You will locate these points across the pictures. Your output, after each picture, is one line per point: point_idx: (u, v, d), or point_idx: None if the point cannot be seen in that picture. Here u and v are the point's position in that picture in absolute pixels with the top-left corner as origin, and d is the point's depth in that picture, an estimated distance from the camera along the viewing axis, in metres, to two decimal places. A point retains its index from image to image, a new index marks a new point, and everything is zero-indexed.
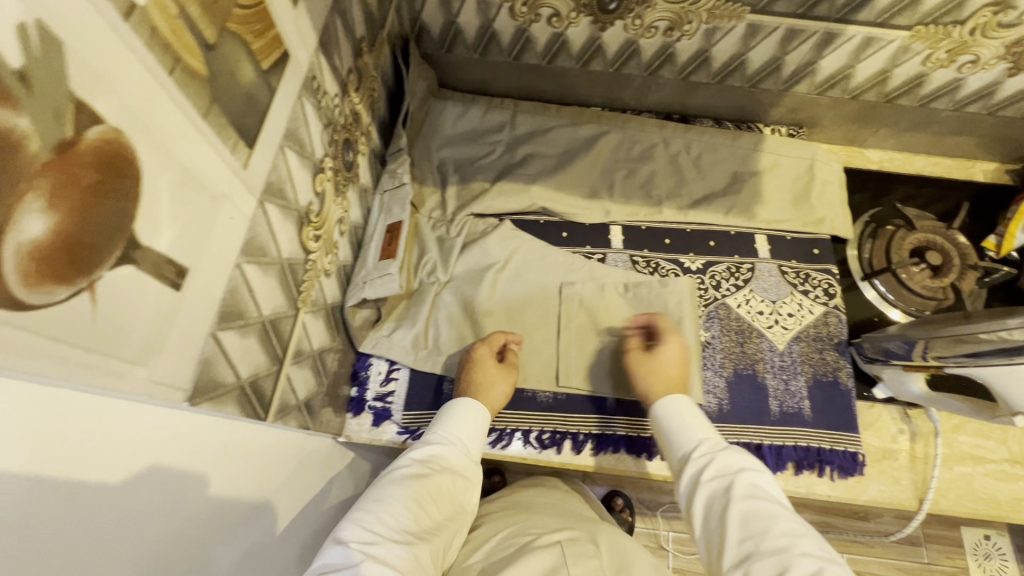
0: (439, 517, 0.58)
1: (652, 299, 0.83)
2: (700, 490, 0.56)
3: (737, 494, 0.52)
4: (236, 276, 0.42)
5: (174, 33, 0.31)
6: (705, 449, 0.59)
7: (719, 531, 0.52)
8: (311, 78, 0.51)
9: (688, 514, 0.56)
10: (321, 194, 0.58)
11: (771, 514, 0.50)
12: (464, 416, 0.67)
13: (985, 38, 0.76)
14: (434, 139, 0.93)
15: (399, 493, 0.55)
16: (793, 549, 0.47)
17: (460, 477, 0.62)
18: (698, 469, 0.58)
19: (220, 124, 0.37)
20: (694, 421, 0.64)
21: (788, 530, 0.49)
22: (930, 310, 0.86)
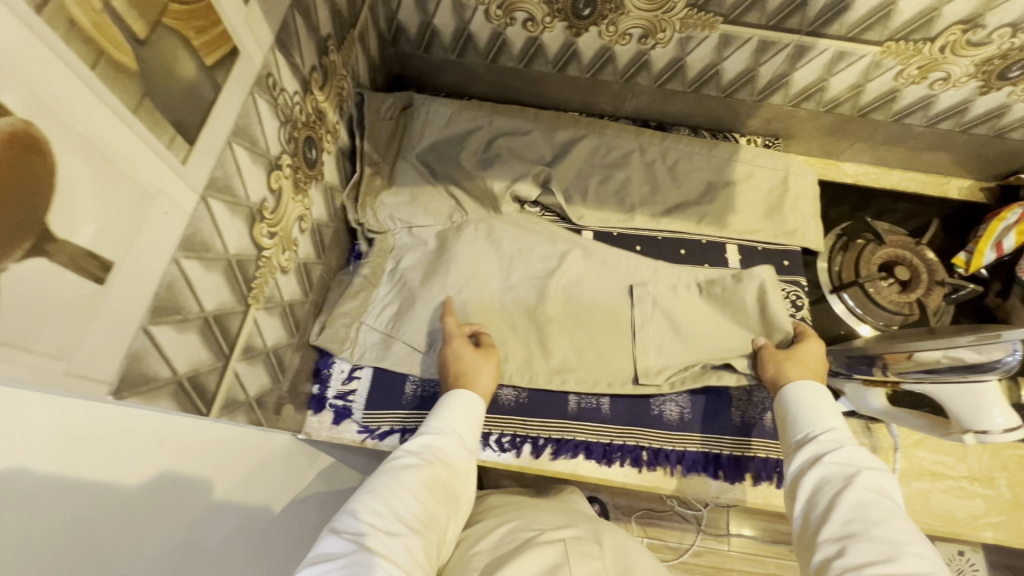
0: (440, 509, 0.59)
1: (727, 298, 0.81)
2: (815, 469, 0.59)
3: (857, 485, 0.56)
4: (173, 271, 0.42)
5: (96, 26, 0.31)
6: (833, 438, 0.62)
7: (827, 510, 0.56)
8: (266, 75, 0.51)
9: (794, 486, 0.61)
10: (278, 191, 0.58)
11: (890, 512, 0.54)
12: (461, 407, 0.67)
13: (955, 56, 0.76)
14: (410, 146, 0.89)
15: (390, 484, 0.57)
16: (905, 546, 0.51)
17: (454, 467, 0.63)
18: (818, 450, 0.61)
19: (153, 119, 0.37)
20: (825, 408, 0.66)
21: (904, 530, 0.52)
22: (897, 326, 0.86)
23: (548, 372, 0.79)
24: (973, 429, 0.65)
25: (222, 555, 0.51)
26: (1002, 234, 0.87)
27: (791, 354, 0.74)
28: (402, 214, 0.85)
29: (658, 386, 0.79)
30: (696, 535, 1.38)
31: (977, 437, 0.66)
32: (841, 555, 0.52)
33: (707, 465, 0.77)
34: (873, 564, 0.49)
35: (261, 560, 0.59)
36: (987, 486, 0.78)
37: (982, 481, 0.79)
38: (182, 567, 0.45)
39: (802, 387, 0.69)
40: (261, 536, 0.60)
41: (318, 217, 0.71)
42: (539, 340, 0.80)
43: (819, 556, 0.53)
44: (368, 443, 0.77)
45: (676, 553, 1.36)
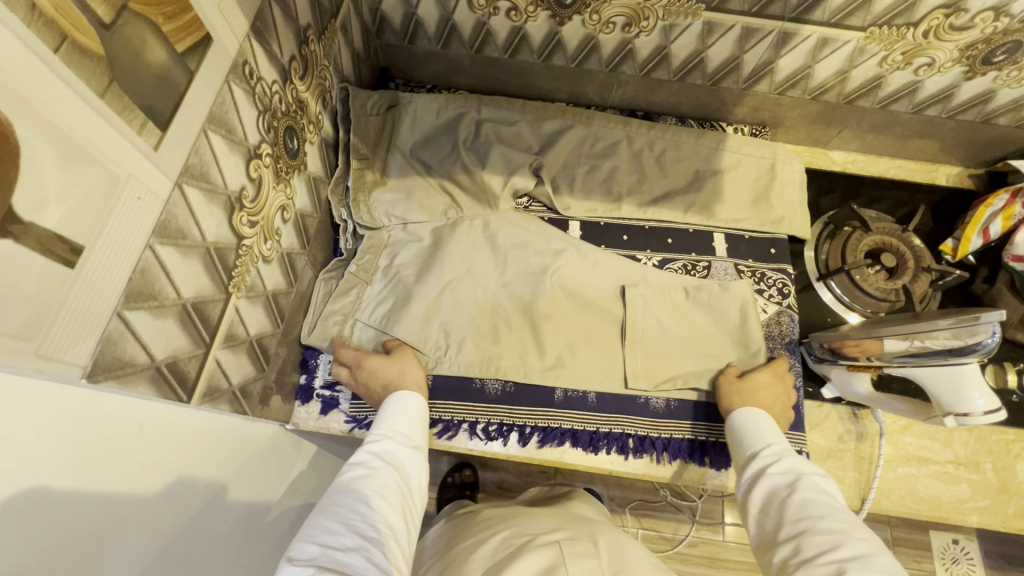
0: (401, 511, 0.57)
1: (713, 304, 0.83)
2: (761, 480, 0.61)
3: (800, 485, 0.57)
4: (148, 257, 0.42)
5: (58, 9, 0.32)
6: (774, 447, 0.64)
7: (778, 514, 0.56)
8: (242, 63, 0.52)
9: (747, 504, 0.61)
10: (258, 180, 0.58)
11: (832, 507, 0.54)
12: (404, 408, 0.68)
13: (938, 41, 0.76)
14: (399, 141, 0.88)
15: (345, 502, 0.53)
16: (849, 533, 0.51)
17: (405, 469, 0.62)
18: (762, 461, 0.62)
19: (121, 104, 0.37)
20: (766, 425, 0.67)
21: (846, 519, 0.53)
22: (884, 312, 0.86)
23: (541, 368, 0.79)
24: (954, 411, 0.65)
25: (197, 552, 0.50)
26: (989, 220, 0.87)
27: (747, 388, 0.73)
28: (396, 212, 0.83)
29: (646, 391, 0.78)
30: (690, 526, 1.38)
31: (958, 419, 0.66)
32: (797, 555, 0.52)
33: (693, 452, 0.78)
34: (826, 554, 0.49)
35: (247, 548, 0.60)
36: (973, 471, 0.79)
37: (968, 466, 0.79)
38: (161, 554, 0.45)
39: (754, 413, 0.69)
40: (249, 524, 0.61)
41: (302, 209, 0.71)
42: (532, 332, 0.80)
43: (778, 560, 0.53)
44: (355, 433, 0.78)
45: (671, 544, 1.37)
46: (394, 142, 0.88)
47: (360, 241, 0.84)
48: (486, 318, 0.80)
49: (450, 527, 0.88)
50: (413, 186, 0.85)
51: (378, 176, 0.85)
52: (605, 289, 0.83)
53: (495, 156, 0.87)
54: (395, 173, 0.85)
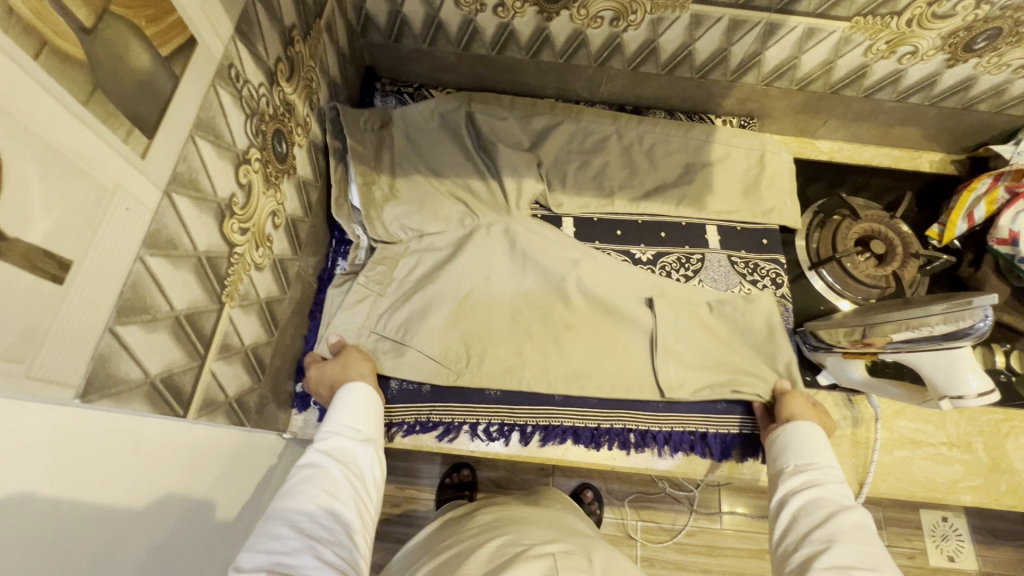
0: (356, 506, 0.56)
1: (738, 316, 0.83)
2: (812, 491, 0.61)
3: (859, 512, 0.58)
4: (139, 270, 0.41)
5: (38, 15, 0.30)
6: (836, 472, 0.64)
7: (818, 519, 0.58)
8: (228, 66, 0.50)
9: (790, 503, 0.62)
10: (248, 185, 0.56)
11: (874, 538, 0.56)
12: (354, 401, 0.66)
13: (921, 29, 0.77)
14: (403, 153, 0.88)
15: (294, 504, 0.53)
16: (882, 565, 0.53)
17: (359, 463, 0.61)
18: (823, 476, 0.63)
19: (106, 111, 0.36)
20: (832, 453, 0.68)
21: (883, 553, 0.54)
22: (876, 298, 0.87)
23: (562, 377, 0.78)
24: (949, 394, 0.67)
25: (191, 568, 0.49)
26: (974, 205, 0.88)
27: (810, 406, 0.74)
28: (411, 223, 0.84)
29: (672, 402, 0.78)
30: (688, 516, 1.40)
31: (953, 402, 0.67)
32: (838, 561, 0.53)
33: (695, 445, 0.78)
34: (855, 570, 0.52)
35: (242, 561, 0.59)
36: (966, 452, 0.80)
37: (961, 447, 0.81)
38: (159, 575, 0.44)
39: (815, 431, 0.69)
40: (245, 535, 0.60)
41: (293, 213, 0.69)
42: (552, 340, 0.80)
43: (800, 556, 0.56)
44: None
45: (670, 534, 1.38)
46: (396, 155, 0.88)
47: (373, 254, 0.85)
48: (498, 323, 0.81)
49: (436, 536, 0.88)
50: (423, 195, 0.85)
51: (381, 186, 0.85)
52: (620, 293, 0.84)
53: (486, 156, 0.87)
54: (405, 185, 0.86)
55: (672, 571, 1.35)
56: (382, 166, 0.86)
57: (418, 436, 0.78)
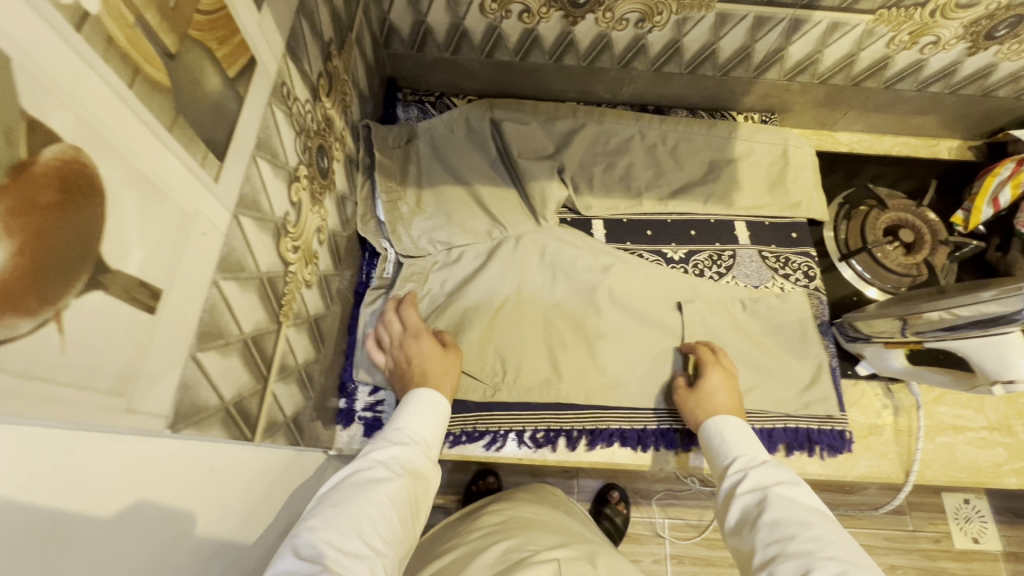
0: (406, 525, 0.56)
1: (771, 314, 0.84)
2: (738, 502, 0.60)
3: (771, 502, 0.57)
4: (214, 295, 0.41)
5: (131, 42, 0.29)
6: (748, 462, 0.64)
7: (751, 534, 0.56)
8: (281, 84, 0.50)
9: (723, 524, 0.61)
10: (298, 203, 0.56)
11: (804, 523, 0.53)
12: (428, 412, 0.67)
13: (945, 19, 0.78)
14: (431, 165, 0.88)
15: (358, 504, 0.52)
16: (818, 552, 0.50)
17: (419, 478, 0.60)
18: (737, 479, 0.62)
19: (187, 136, 0.35)
20: (738, 435, 0.68)
21: (819, 536, 0.52)
22: (905, 288, 0.88)
23: (600, 387, 0.79)
24: (1001, 379, 0.66)
25: None
26: (998, 190, 0.89)
27: (698, 395, 0.73)
28: (439, 237, 0.83)
29: None
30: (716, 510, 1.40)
31: (1006, 386, 0.67)
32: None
33: None
34: None
35: None
36: (1007, 435, 0.81)
37: (1001, 430, 0.81)
38: None
39: (720, 425, 0.69)
40: None
41: (333, 228, 0.69)
42: (586, 349, 0.81)
43: None
44: None
45: (698, 530, 1.38)
46: (423, 167, 0.87)
47: (401, 269, 0.84)
48: (535, 331, 0.81)
49: (435, 542, 0.87)
50: (447, 207, 0.85)
51: (407, 201, 0.84)
52: (651, 298, 0.85)
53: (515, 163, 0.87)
54: (431, 200, 0.85)
55: (702, 567, 1.35)
56: (408, 180, 0.85)
57: (465, 447, 0.78)
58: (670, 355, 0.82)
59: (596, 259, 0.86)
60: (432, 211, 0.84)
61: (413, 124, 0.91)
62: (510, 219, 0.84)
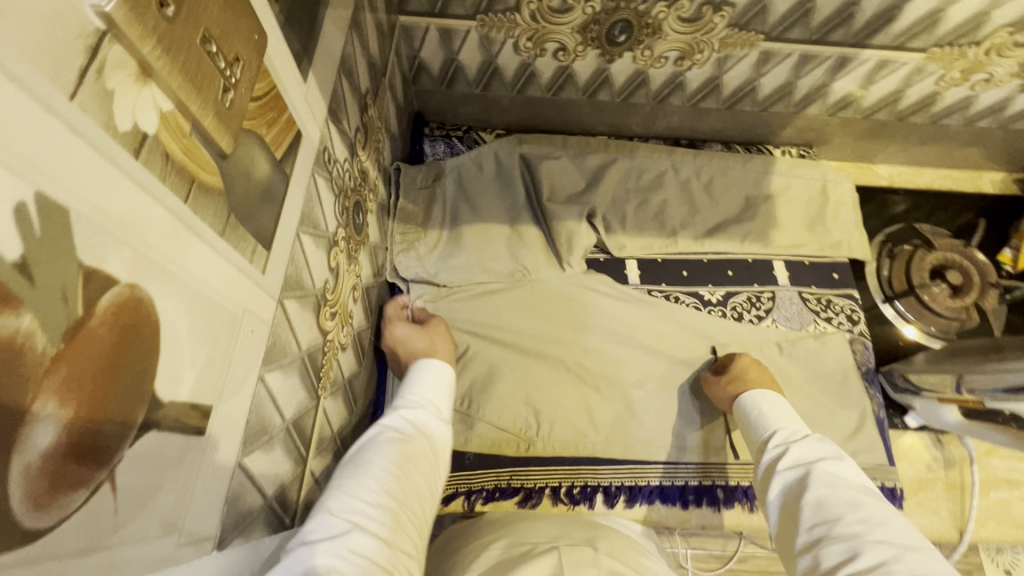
0: (427, 480, 0.53)
1: (813, 359, 0.81)
2: (778, 479, 0.54)
3: (816, 479, 0.51)
4: (260, 391, 0.38)
5: (187, 152, 0.27)
6: (793, 439, 0.58)
7: (792, 517, 0.50)
8: (323, 150, 0.47)
9: (763, 506, 0.55)
10: (336, 268, 0.53)
11: (849, 503, 0.48)
12: (437, 375, 0.65)
13: (999, 58, 0.75)
14: (459, 203, 0.85)
15: (382, 462, 0.49)
16: (867, 535, 0.44)
17: (437, 441, 0.57)
18: (781, 455, 0.56)
19: (237, 235, 0.33)
20: (775, 411, 0.63)
21: (867, 518, 0.46)
22: (954, 331, 0.84)
23: (638, 440, 0.76)
24: None
25: None
26: None
27: (731, 375, 0.72)
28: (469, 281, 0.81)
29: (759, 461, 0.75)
30: None
31: None
32: (813, 560, 0.45)
33: None
34: (842, 565, 0.43)
35: None
36: None
37: None
38: None
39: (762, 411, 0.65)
40: None
41: (367, 282, 0.67)
42: (623, 399, 0.77)
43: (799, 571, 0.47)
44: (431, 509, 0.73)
45: None
46: (451, 207, 0.84)
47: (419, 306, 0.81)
48: (570, 380, 0.78)
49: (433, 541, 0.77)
50: (478, 249, 0.82)
51: (436, 243, 0.82)
52: (689, 344, 0.82)
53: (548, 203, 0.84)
54: (460, 242, 0.82)
55: None
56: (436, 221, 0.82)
57: (497, 504, 0.73)
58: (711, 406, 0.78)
59: (630, 302, 0.83)
60: (461, 253, 0.82)
61: (440, 162, 0.88)
62: (540, 265, 0.82)
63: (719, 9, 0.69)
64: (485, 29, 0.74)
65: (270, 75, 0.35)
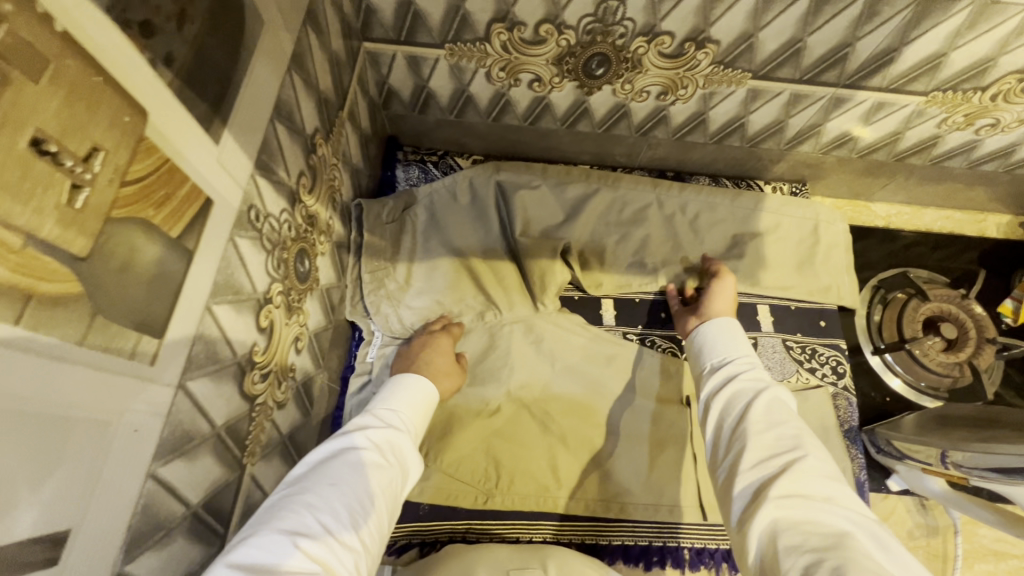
0: (389, 502, 0.51)
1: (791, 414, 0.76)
2: (735, 384, 0.54)
3: (766, 394, 0.51)
4: (149, 488, 0.35)
5: (20, 268, 0.23)
6: (745, 361, 0.57)
7: (739, 412, 0.51)
8: (248, 209, 0.44)
9: (704, 399, 0.56)
10: (269, 326, 0.50)
11: (791, 415, 0.49)
12: (411, 393, 0.62)
13: (1006, 104, 0.69)
14: (426, 235, 0.80)
15: (345, 486, 0.47)
16: (804, 441, 0.47)
17: (410, 461, 0.55)
18: (732, 370, 0.56)
19: (109, 335, 0.30)
20: (738, 338, 0.62)
21: (803, 430, 0.48)
22: (945, 389, 0.80)
23: (602, 495, 0.72)
24: None
25: None
26: None
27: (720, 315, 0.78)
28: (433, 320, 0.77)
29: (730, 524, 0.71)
30: None
31: None
32: (741, 453, 0.47)
33: None
34: (777, 457, 0.45)
35: None
36: None
37: None
38: None
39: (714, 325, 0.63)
40: None
41: (316, 327, 0.64)
42: (590, 452, 0.74)
43: (730, 458, 0.48)
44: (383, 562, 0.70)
45: None
46: (417, 239, 0.80)
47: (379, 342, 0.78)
48: (534, 429, 0.74)
49: None
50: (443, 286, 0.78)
51: (401, 277, 0.78)
52: (662, 394, 0.78)
53: (520, 238, 0.80)
54: (425, 277, 0.78)
55: None
56: (399, 254, 0.78)
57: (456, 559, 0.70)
58: (682, 462, 0.74)
59: (600, 344, 0.80)
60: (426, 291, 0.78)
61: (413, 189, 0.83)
62: (508, 305, 0.78)
63: (702, 46, 0.64)
64: (455, 58, 0.70)
65: (158, 150, 0.32)
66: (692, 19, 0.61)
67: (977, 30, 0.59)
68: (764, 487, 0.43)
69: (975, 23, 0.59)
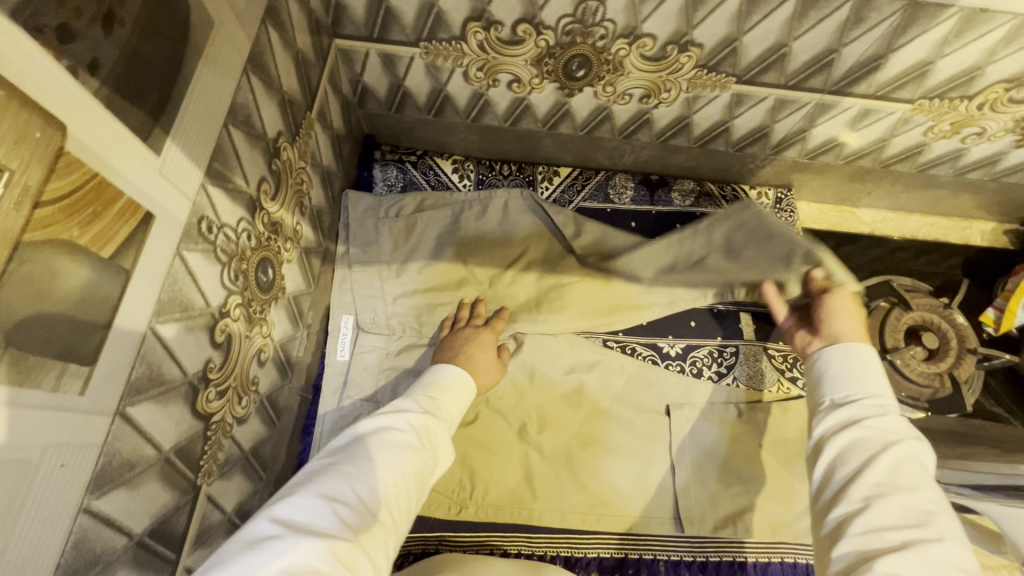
0: (421, 482, 0.49)
1: (771, 425, 0.75)
2: (855, 428, 0.49)
3: (895, 453, 0.46)
4: (80, 523, 0.33)
5: None
6: (875, 404, 0.51)
7: (858, 466, 0.47)
8: (198, 220, 0.41)
9: (817, 434, 0.52)
10: (226, 342, 0.47)
11: (921, 487, 0.45)
12: (447, 380, 0.61)
13: (993, 113, 0.68)
14: (404, 238, 0.77)
15: (384, 461, 0.45)
16: (933, 521, 0.42)
17: (446, 448, 0.53)
18: (856, 412, 0.50)
19: (24, 367, 0.27)
20: (871, 369, 0.54)
21: (935, 509, 0.43)
22: (925, 400, 0.79)
23: (577, 507, 0.70)
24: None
25: None
26: None
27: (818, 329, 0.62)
28: (409, 324, 0.75)
29: (708, 536, 0.70)
30: None
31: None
32: (855, 514, 0.44)
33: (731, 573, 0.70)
34: (897, 532, 0.42)
35: None
36: None
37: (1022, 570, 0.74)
38: None
39: (838, 350, 0.56)
40: None
41: (282, 338, 0.61)
42: (566, 463, 0.73)
43: (837, 513, 0.45)
44: None
45: None
46: (393, 243, 0.77)
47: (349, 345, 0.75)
48: (510, 438, 0.73)
49: None
50: (419, 293, 0.75)
51: (374, 283, 0.75)
52: (640, 403, 0.76)
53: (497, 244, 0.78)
54: (397, 285, 0.75)
55: None
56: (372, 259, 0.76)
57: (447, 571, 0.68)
58: (659, 472, 0.73)
59: (579, 349, 0.77)
60: (402, 296, 0.75)
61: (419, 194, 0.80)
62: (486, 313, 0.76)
63: (685, 49, 0.62)
64: (430, 56, 0.67)
65: (83, 165, 0.30)
66: (674, 22, 0.59)
67: (964, 38, 0.58)
68: (873, 558, 0.41)
69: (962, 32, 0.57)
